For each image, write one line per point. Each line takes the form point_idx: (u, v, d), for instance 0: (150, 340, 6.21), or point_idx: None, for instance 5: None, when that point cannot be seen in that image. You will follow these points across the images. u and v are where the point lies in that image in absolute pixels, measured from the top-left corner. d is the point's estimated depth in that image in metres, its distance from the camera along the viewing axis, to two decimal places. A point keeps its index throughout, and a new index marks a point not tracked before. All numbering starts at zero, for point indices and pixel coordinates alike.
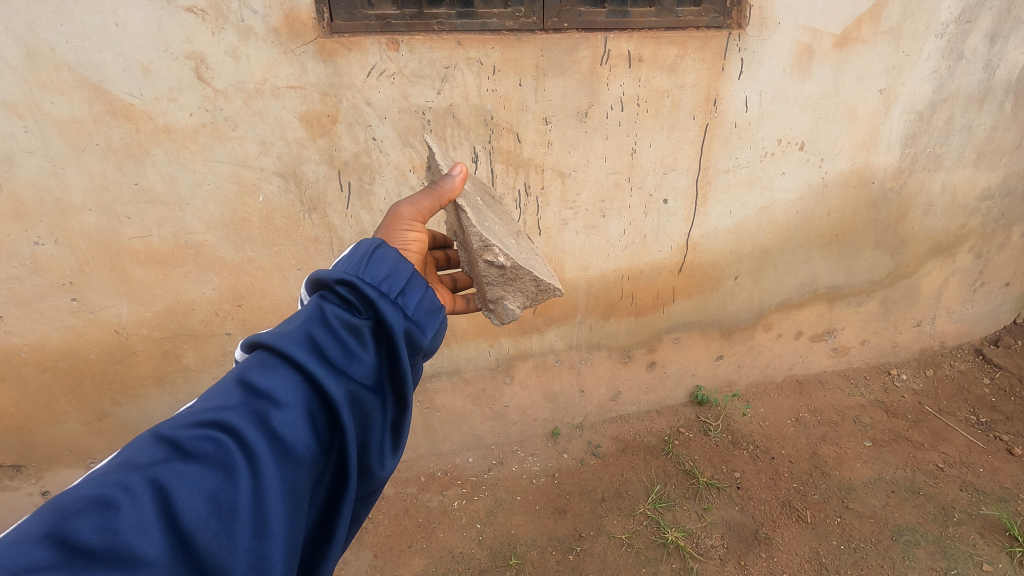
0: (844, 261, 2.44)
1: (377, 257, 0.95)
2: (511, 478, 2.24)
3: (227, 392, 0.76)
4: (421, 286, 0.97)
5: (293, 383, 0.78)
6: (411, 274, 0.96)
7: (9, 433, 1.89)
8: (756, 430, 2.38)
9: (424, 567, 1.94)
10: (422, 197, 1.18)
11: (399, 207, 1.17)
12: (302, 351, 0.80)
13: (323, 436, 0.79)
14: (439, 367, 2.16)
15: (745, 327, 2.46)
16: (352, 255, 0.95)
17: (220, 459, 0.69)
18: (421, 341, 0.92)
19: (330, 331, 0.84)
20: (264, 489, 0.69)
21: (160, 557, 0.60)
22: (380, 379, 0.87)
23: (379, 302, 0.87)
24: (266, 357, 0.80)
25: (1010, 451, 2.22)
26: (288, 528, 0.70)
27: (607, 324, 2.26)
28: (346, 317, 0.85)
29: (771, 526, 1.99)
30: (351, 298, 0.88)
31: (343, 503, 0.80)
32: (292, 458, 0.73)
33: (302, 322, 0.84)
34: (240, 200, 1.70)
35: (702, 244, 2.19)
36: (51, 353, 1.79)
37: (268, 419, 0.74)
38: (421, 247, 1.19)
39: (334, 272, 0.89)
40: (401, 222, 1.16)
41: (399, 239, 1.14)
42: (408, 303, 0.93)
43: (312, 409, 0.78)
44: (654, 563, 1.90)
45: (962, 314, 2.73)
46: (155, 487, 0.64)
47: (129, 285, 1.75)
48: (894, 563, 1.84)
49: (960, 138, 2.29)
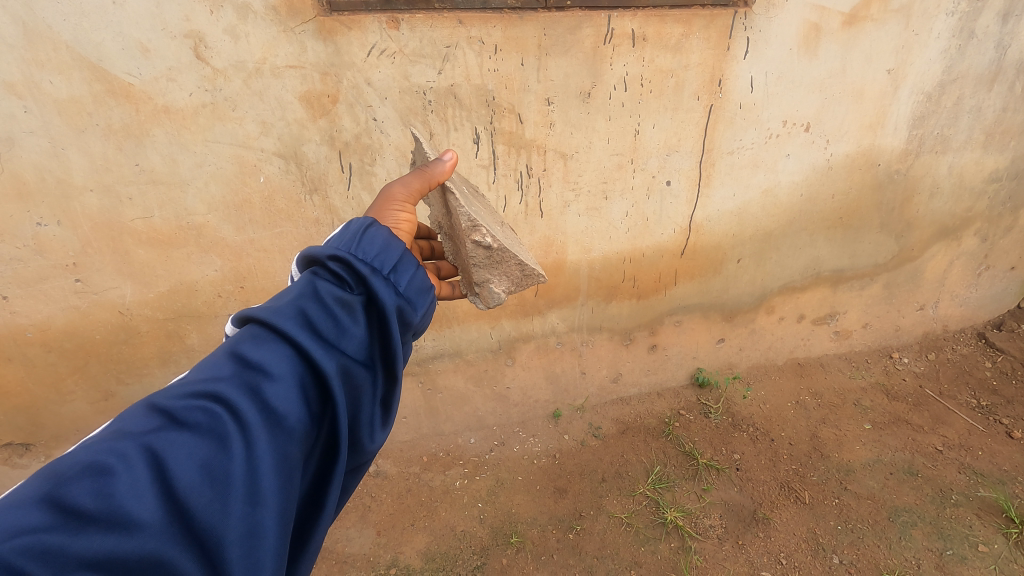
0: (848, 244, 2.43)
1: (369, 235, 0.95)
2: (512, 458, 2.25)
3: (219, 365, 0.77)
4: (412, 266, 0.98)
5: (286, 356, 0.79)
6: (402, 253, 0.97)
7: (17, 413, 1.92)
8: (755, 412, 2.38)
9: (426, 545, 1.97)
10: (412, 179, 1.19)
11: (391, 188, 1.16)
12: (293, 325, 0.81)
13: (315, 409, 0.79)
14: (440, 349, 2.17)
15: (746, 310, 2.46)
16: (344, 232, 0.96)
17: (214, 429, 0.70)
18: (410, 318, 0.94)
19: (323, 306, 0.85)
20: (256, 458, 0.70)
21: (154, 521, 0.61)
22: (370, 354, 0.87)
23: (371, 278, 0.89)
24: (258, 331, 0.81)
25: (1010, 435, 2.23)
26: (280, 496, 0.71)
27: (609, 307, 2.27)
28: (338, 292, 0.86)
29: (769, 507, 2.01)
30: (342, 274, 0.89)
31: (334, 474, 0.81)
32: (284, 429, 0.74)
33: (294, 297, 0.85)
34: (241, 181, 1.70)
35: (704, 226, 2.18)
36: (57, 334, 1.81)
37: (260, 391, 0.75)
38: (411, 228, 1.17)
39: (325, 247, 0.89)
40: (392, 202, 1.14)
41: (388, 219, 1.12)
42: (400, 281, 0.94)
43: (304, 381, 0.79)
44: (652, 542, 1.93)
45: (965, 298, 2.72)
46: (149, 456, 0.65)
47: (133, 267, 1.76)
48: (891, 542, 1.87)
49: (969, 120, 2.26)
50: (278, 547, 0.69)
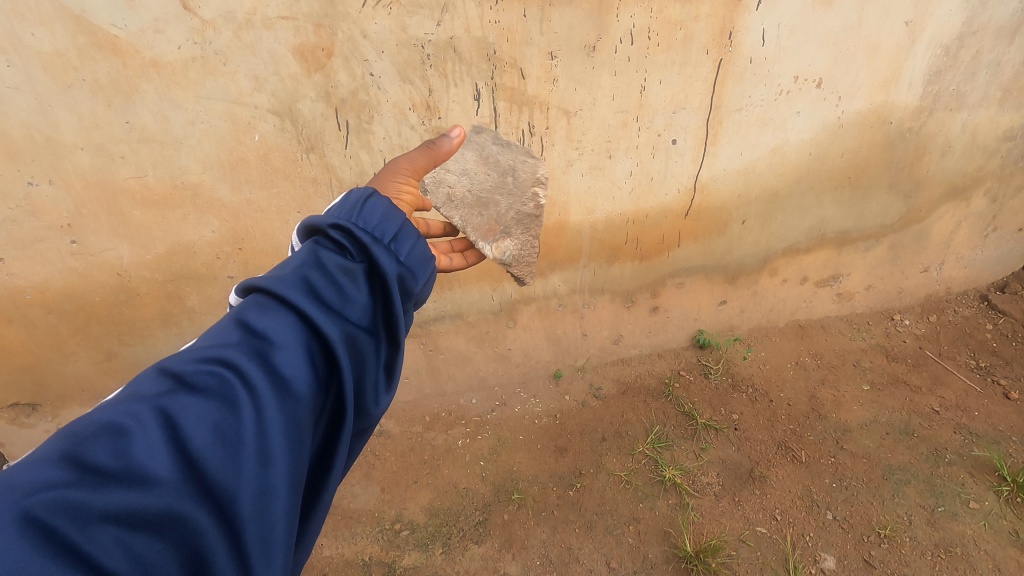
0: (855, 204, 2.39)
1: (369, 207, 0.93)
2: (513, 418, 2.27)
3: (227, 332, 0.76)
4: (413, 235, 0.95)
5: (291, 323, 0.77)
6: (402, 223, 0.95)
7: (21, 373, 1.92)
8: (755, 372, 2.39)
9: (430, 501, 2.01)
10: (418, 155, 1.17)
11: (397, 161, 1.15)
12: (298, 292, 0.80)
13: (323, 375, 0.78)
14: (442, 310, 2.18)
15: (750, 272, 2.44)
16: (343, 203, 0.94)
17: (224, 392, 0.69)
18: (412, 287, 0.91)
19: (327, 275, 0.83)
20: (266, 422, 0.69)
21: (170, 478, 0.61)
22: (375, 321, 0.85)
23: (373, 247, 0.87)
24: (264, 299, 0.80)
25: (1007, 395, 2.24)
26: (291, 459, 0.71)
27: (611, 268, 2.25)
28: (341, 262, 0.85)
29: (766, 465, 2.05)
30: (343, 245, 0.87)
31: (341, 441, 0.80)
32: (292, 395, 0.73)
33: (297, 267, 0.84)
34: (235, 139, 1.66)
35: (710, 186, 2.14)
36: (56, 295, 1.79)
37: (268, 356, 0.74)
38: (413, 202, 1.13)
39: (327, 219, 0.89)
40: (395, 174, 1.12)
41: (391, 188, 1.10)
42: (401, 250, 0.92)
43: (310, 347, 0.77)
44: (651, 499, 1.97)
45: (970, 259, 2.68)
46: (162, 417, 0.65)
47: (128, 228, 1.73)
48: (884, 500, 1.92)
49: (986, 75, 2.19)
50: (290, 509, 0.69)
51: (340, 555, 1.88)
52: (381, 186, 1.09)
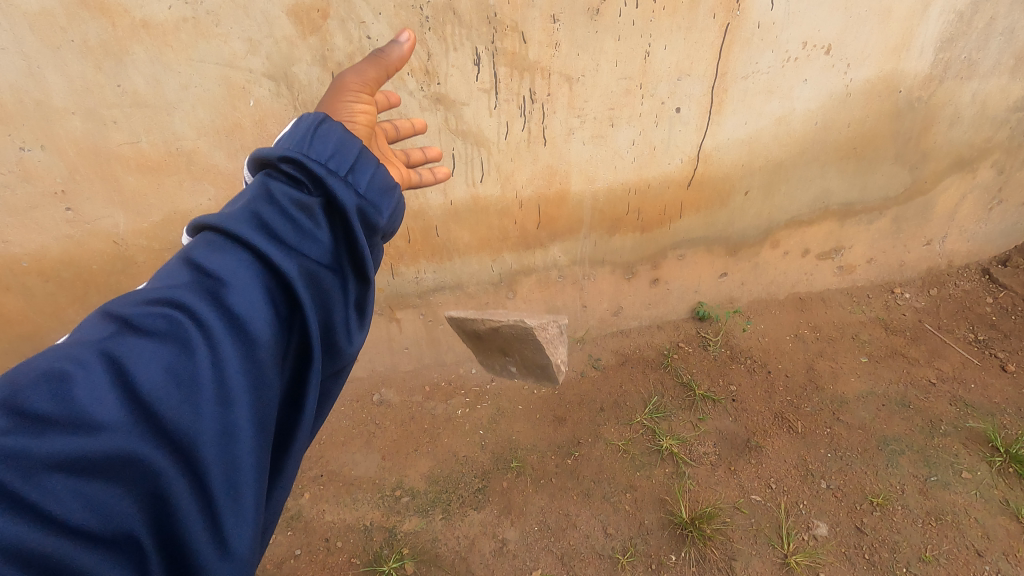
0: (860, 176, 2.36)
1: (322, 132, 0.92)
2: (512, 388, 2.28)
3: (178, 274, 0.77)
4: (372, 164, 0.94)
5: (244, 261, 0.79)
6: (359, 150, 0.94)
7: (21, 341, 1.91)
8: (754, 344, 2.40)
9: (430, 469, 2.04)
10: (367, 67, 1.14)
11: (343, 77, 1.12)
12: (250, 230, 0.81)
13: (283, 313, 0.80)
14: (442, 281, 2.17)
15: (751, 244, 2.42)
16: (295, 130, 0.92)
17: (177, 334, 0.71)
18: (374, 220, 0.91)
19: (280, 210, 0.83)
20: (222, 362, 0.71)
21: (120, 420, 0.64)
22: (337, 258, 0.87)
23: (328, 178, 0.86)
24: (216, 239, 0.81)
25: (1004, 368, 2.25)
26: (252, 395, 0.73)
27: (612, 240, 2.24)
28: (295, 195, 0.85)
29: (762, 436, 2.07)
30: (297, 177, 0.87)
31: (309, 375, 0.82)
32: (249, 334, 0.75)
33: (248, 203, 0.84)
34: (230, 104, 1.62)
35: (713, 156, 2.11)
36: (53, 263, 1.78)
37: (221, 297, 0.75)
38: (369, 119, 1.13)
39: (277, 149, 0.87)
40: (346, 93, 1.11)
41: (344, 109, 1.09)
42: (359, 181, 0.91)
43: (266, 285, 0.79)
44: (648, 468, 2.00)
45: (974, 233, 2.66)
46: (109, 361, 0.67)
47: (123, 195, 1.71)
48: (878, 470, 1.95)
49: (999, 43, 2.14)
50: (255, 443, 0.72)
51: (341, 520, 1.91)
52: (333, 108, 1.08)
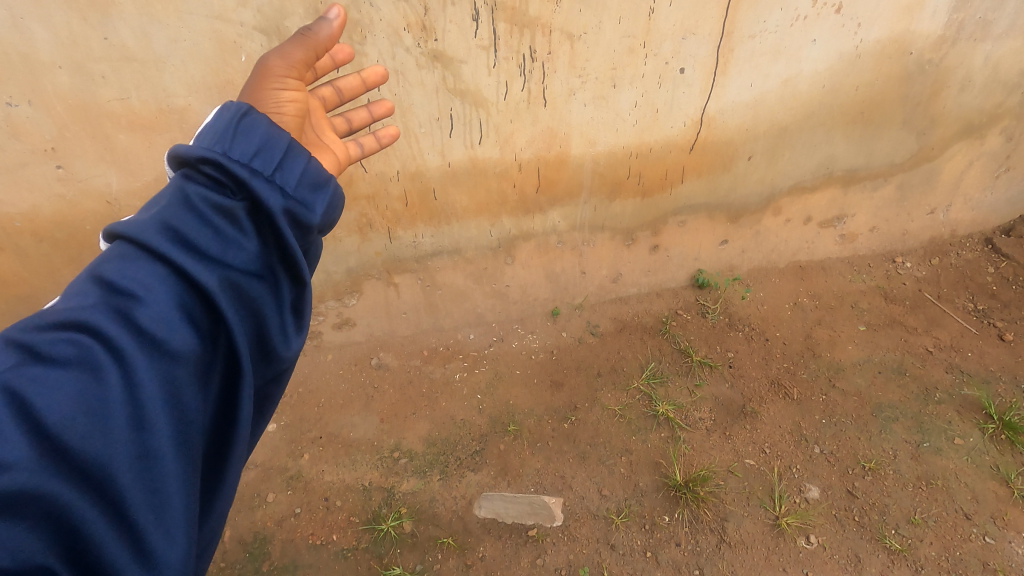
0: (866, 141, 2.32)
1: (245, 125, 0.93)
2: (511, 353, 2.28)
3: (88, 293, 0.81)
4: (302, 159, 0.97)
5: (159, 276, 0.82)
6: (286, 145, 0.96)
7: (17, 302, 1.90)
8: (753, 312, 2.39)
9: (428, 431, 2.06)
10: (293, 47, 1.10)
11: (267, 60, 1.08)
12: (165, 242, 0.84)
13: (205, 326, 0.85)
14: (440, 245, 2.15)
15: (753, 211, 2.39)
16: (217, 122, 0.93)
17: (86, 359, 0.76)
18: (302, 218, 0.94)
19: (199, 217, 0.87)
20: (135, 383, 0.76)
21: (27, 456, 0.68)
22: (264, 262, 0.91)
23: (250, 181, 0.89)
24: (129, 250, 0.84)
25: (1002, 337, 2.25)
26: (170, 412, 0.78)
27: (612, 205, 2.21)
28: (216, 200, 0.88)
29: (758, 402, 2.09)
30: (218, 178, 0.89)
31: (238, 381, 0.87)
32: (164, 351, 0.79)
33: (163, 211, 0.87)
34: (221, 60, 1.58)
35: (717, 119, 2.06)
36: (46, 223, 1.76)
37: (132, 316, 0.79)
38: (299, 107, 1.12)
39: (195, 149, 0.89)
40: (271, 79, 1.08)
41: (269, 100, 1.08)
42: (287, 180, 0.94)
43: (184, 296, 0.83)
44: (643, 432, 2.02)
45: (979, 202, 2.62)
46: (15, 393, 0.71)
47: (114, 153, 1.68)
48: (871, 435, 1.97)
49: (1016, 3, 2.07)
50: (175, 458, 0.77)
51: (341, 480, 1.94)
52: (257, 100, 1.07)
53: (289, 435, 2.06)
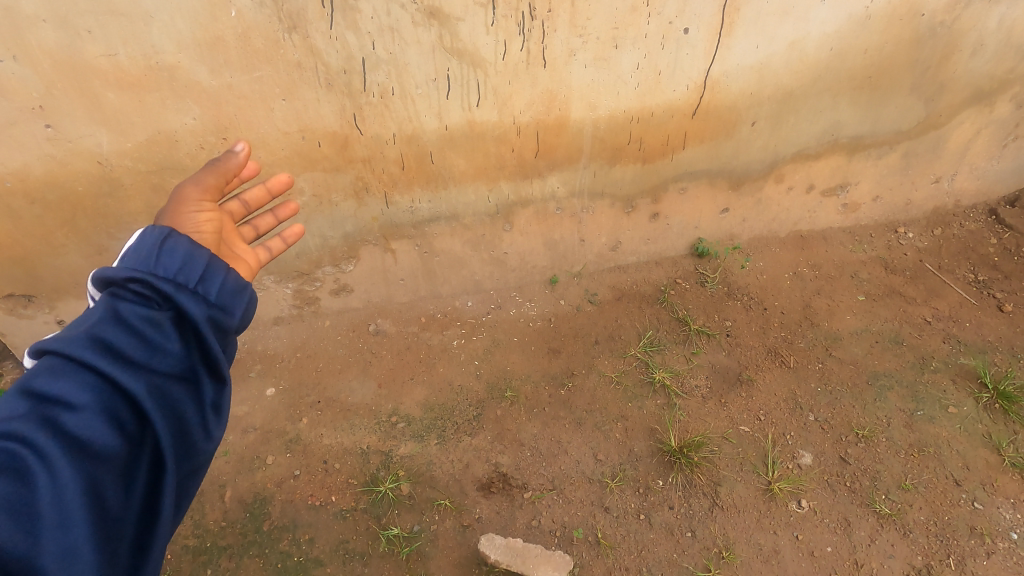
0: (873, 107, 2.27)
1: (169, 247, 0.97)
2: (509, 321, 2.28)
3: (13, 403, 0.83)
4: (224, 270, 1.01)
5: (85, 387, 0.86)
6: (210, 260, 1.00)
7: (12, 264, 1.89)
8: (752, 281, 2.38)
9: (425, 397, 2.07)
10: (205, 177, 1.20)
11: (181, 189, 1.16)
12: (91, 354, 0.88)
13: (131, 430, 0.88)
14: (437, 211, 2.12)
15: (755, 179, 2.36)
16: (144, 242, 0.97)
17: (12, 466, 0.78)
18: (225, 324, 0.99)
19: (126, 329, 0.90)
20: (61, 485, 0.79)
21: None
22: (188, 368, 0.95)
23: (176, 295, 0.93)
24: (54, 364, 0.87)
25: (1001, 308, 2.24)
26: (94, 513, 0.81)
27: (612, 171, 2.18)
28: (143, 312, 0.92)
29: (754, 370, 2.10)
30: (145, 293, 0.93)
31: (161, 481, 0.89)
32: (91, 454, 0.83)
33: (91, 324, 0.90)
34: (211, 15, 1.54)
35: (721, 83, 2.02)
36: (37, 183, 1.74)
37: (60, 424, 0.83)
38: (216, 226, 1.18)
39: (121, 270, 0.93)
40: (186, 204, 1.14)
41: (189, 222, 1.13)
42: (211, 290, 0.98)
43: (112, 406, 0.87)
44: (639, 399, 2.03)
45: (984, 171, 2.58)
46: None
47: (104, 112, 1.65)
48: (866, 403, 1.98)
49: None
50: (98, 558, 0.79)
51: (339, 443, 1.96)
52: (177, 223, 1.11)
53: (288, 399, 2.07)
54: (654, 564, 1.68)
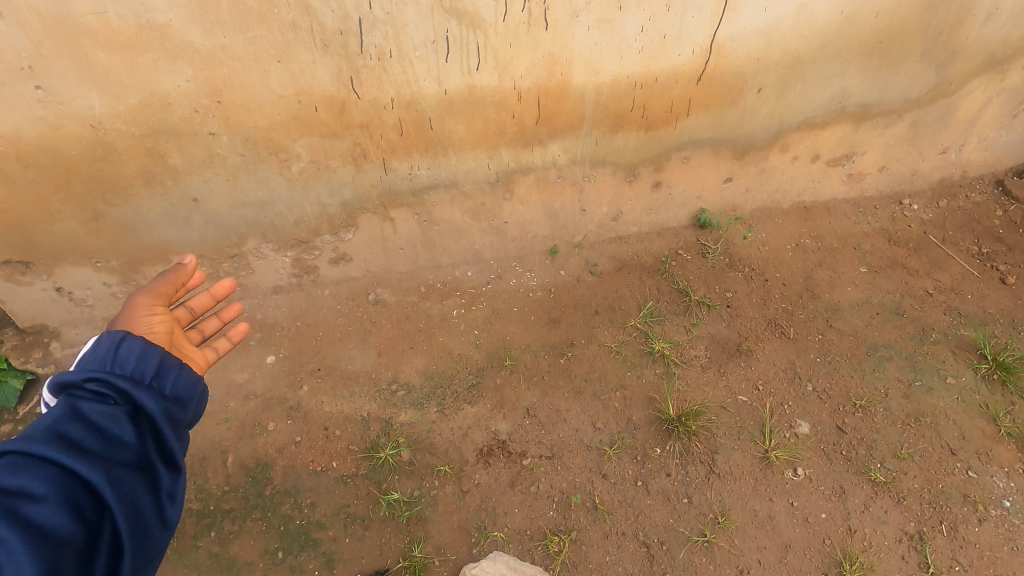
0: (882, 74, 2.22)
1: (126, 347, 1.10)
2: (508, 291, 2.27)
3: None
4: (177, 366, 1.16)
5: (46, 481, 0.91)
6: (164, 356, 1.14)
7: (8, 230, 1.87)
8: (754, 253, 2.36)
9: (425, 365, 2.08)
10: (156, 286, 1.33)
11: (134, 299, 1.28)
12: (52, 450, 0.94)
13: (89, 518, 0.92)
14: (436, 179, 2.09)
15: (760, 148, 2.32)
16: (98, 348, 1.09)
17: None
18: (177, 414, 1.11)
19: (85, 426, 1.00)
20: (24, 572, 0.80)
21: None
22: (144, 457, 1.04)
23: (134, 390, 1.06)
24: (11, 463, 0.92)
25: (1003, 280, 2.23)
26: None
27: (615, 139, 2.14)
28: (103, 409, 1.03)
29: (754, 340, 2.10)
30: (102, 391, 1.05)
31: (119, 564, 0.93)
32: (52, 543, 0.86)
33: (50, 424, 0.98)
34: None
35: (727, 48, 1.97)
36: (30, 148, 1.71)
37: (21, 515, 0.86)
38: (169, 327, 1.29)
39: (79, 372, 1.04)
40: (139, 311, 1.26)
41: (142, 325, 1.24)
42: (164, 385, 1.12)
43: (72, 497, 0.92)
44: (639, 369, 2.03)
45: (993, 142, 2.53)
46: None
47: (95, 73, 1.61)
48: (864, 374, 1.99)
49: None
50: None
51: (339, 411, 1.97)
52: (131, 326, 1.22)
53: (288, 366, 2.08)
54: (650, 529, 1.70)
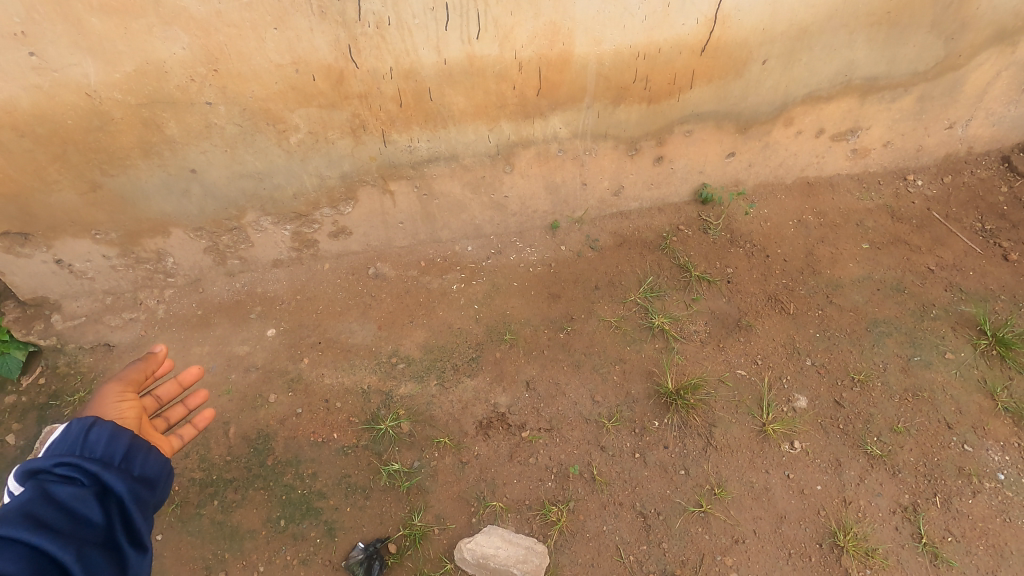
0: (890, 46, 2.18)
1: (93, 434, 1.15)
2: (509, 266, 2.27)
3: None
4: (142, 451, 1.20)
5: (19, 555, 0.89)
6: (130, 441, 1.19)
7: (6, 201, 1.86)
8: (755, 229, 2.35)
9: (425, 339, 2.08)
10: (127, 372, 1.40)
11: (106, 388, 1.36)
12: (25, 525, 0.93)
13: None
14: (436, 151, 2.07)
15: (764, 122, 2.29)
16: (65, 437, 1.13)
17: None
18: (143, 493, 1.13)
19: (55, 508, 1.00)
20: None
21: None
22: (110, 537, 1.04)
23: (103, 472, 1.09)
24: None
25: (1006, 257, 2.22)
26: None
27: (616, 112, 2.11)
28: (72, 491, 1.04)
29: (754, 315, 2.10)
30: (70, 475, 1.07)
31: None
32: None
33: (20, 507, 0.97)
34: None
35: (732, 18, 1.93)
36: (26, 117, 1.69)
37: None
38: (138, 412, 1.36)
39: (48, 458, 1.07)
40: (110, 398, 1.34)
41: (111, 412, 1.31)
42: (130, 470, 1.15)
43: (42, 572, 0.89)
44: (638, 343, 2.04)
45: (1001, 116, 2.50)
46: None
47: (88, 39, 1.59)
48: (863, 349, 1.99)
49: None
50: None
51: (340, 383, 1.98)
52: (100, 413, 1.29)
53: (288, 339, 2.09)
54: (647, 499, 1.73)
